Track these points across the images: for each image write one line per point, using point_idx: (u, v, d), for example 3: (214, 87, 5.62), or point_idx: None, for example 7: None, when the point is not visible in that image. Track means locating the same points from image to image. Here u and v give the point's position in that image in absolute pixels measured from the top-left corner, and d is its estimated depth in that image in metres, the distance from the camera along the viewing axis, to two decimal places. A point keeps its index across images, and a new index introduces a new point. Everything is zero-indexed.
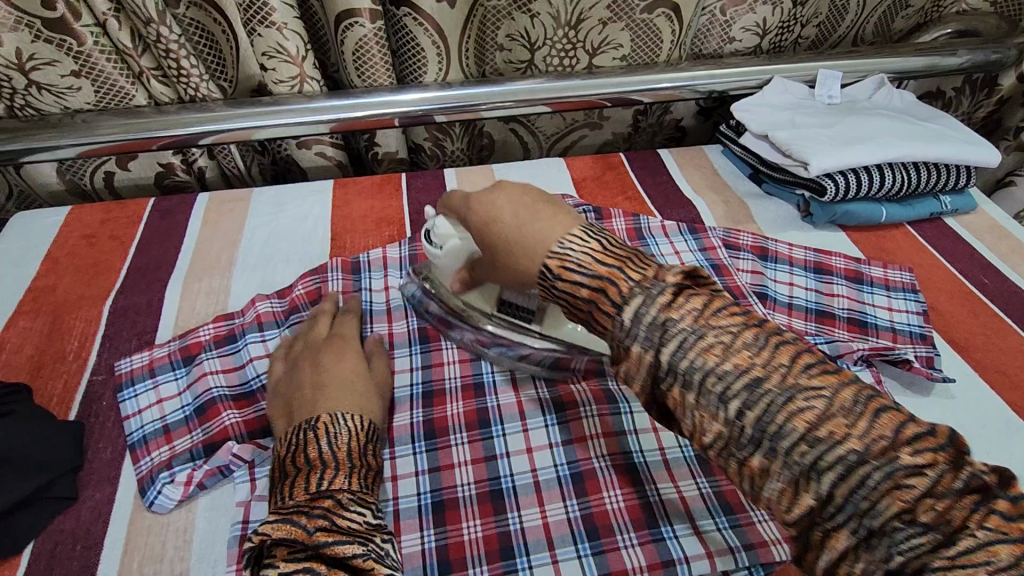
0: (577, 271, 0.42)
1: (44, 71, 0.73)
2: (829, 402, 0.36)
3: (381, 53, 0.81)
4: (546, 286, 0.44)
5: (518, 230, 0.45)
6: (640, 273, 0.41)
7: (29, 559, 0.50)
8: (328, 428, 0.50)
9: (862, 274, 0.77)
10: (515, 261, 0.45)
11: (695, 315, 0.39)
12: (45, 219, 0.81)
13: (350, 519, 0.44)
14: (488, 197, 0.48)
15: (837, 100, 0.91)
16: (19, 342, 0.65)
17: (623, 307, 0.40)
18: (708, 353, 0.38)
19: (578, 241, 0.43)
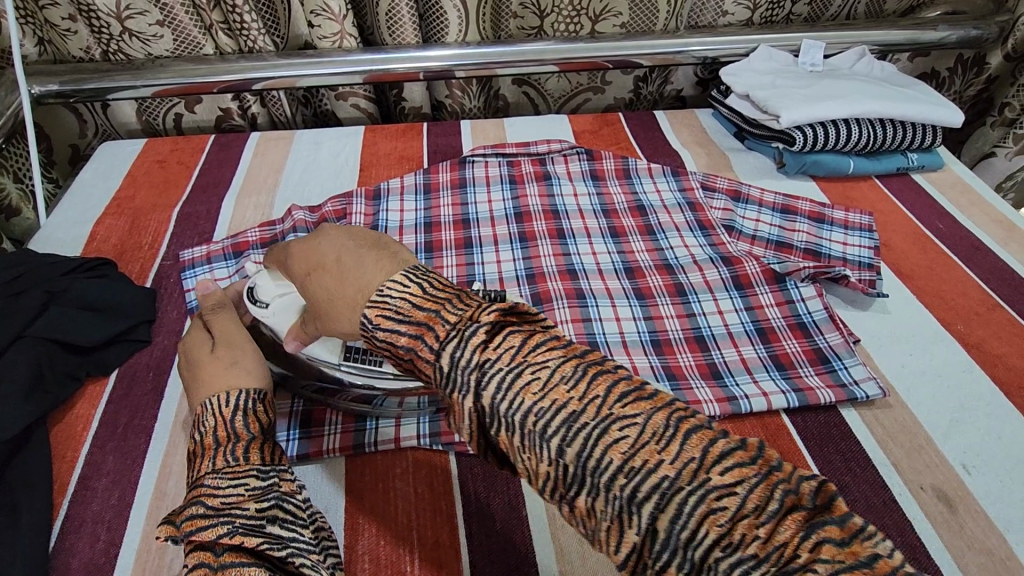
0: (394, 318, 0.39)
1: (137, 19, 0.89)
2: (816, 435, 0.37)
3: (410, 14, 0.95)
4: (369, 338, 0.41)
5: (339, 278, 0.42)
6: (457, 314, 0.38)
7: (116, 379, 0.65)
8: (199, 419, 0.51)
9: (825, 216, 0.85)
10: (338, 315, 0.42)
11: (511, 353, 0.37)
12: (126, 147, 0.97)
13: (221, 497, 0.44)
14: (312, 243, 0.45)
15: (819, 68, 1.00)
16: (106, 234, 0.81)
17: (439, 352, 0.37)
18: (525, 393, 0.36)
19: (397, 287, 0.40)
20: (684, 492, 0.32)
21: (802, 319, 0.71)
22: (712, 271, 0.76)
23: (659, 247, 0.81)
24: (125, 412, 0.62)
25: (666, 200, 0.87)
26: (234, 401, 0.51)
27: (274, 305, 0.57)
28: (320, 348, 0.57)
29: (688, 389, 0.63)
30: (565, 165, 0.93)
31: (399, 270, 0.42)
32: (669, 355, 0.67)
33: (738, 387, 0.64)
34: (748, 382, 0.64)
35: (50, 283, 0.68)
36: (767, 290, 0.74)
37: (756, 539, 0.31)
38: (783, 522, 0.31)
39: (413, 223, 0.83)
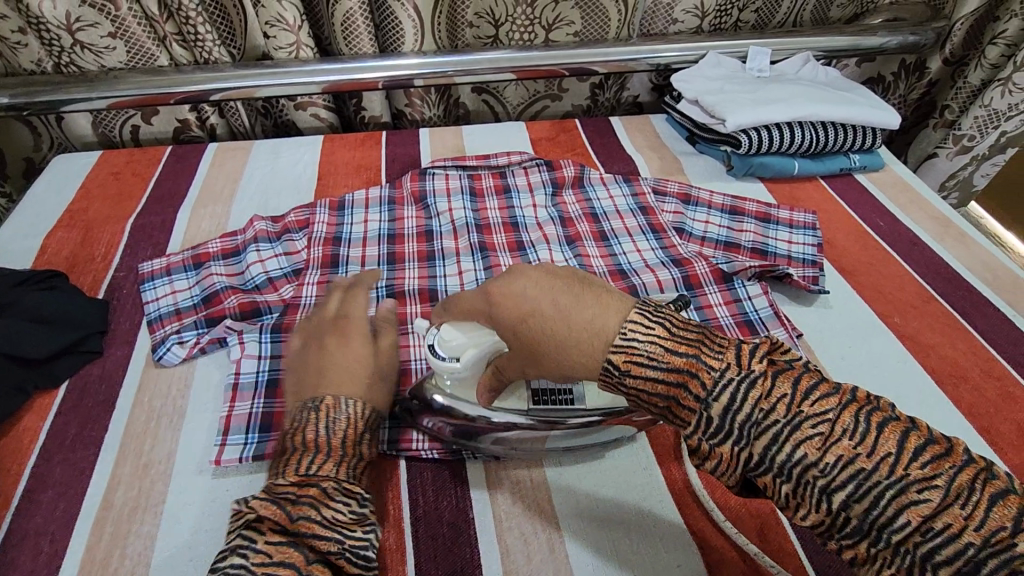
0: (648, 364, 0.42)
1: (88, 32, 0.89)
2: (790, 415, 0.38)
3: (366, 25, 0.96)
4: (612, 381, 0.44)
5: (566, 320, 0.44)
6: (720, 358, 0.41)
7: (65, 391, 0.64)
8: (330, 412, 0.54)
9: (771, 216, 0.89)
10: (563, 361, 0.45)
11: (788, 404, 0.39)
12: (80, 159, 0.96)
13: (332, 510, 0.47)
14: (515, 289, 0.46)
15: (765, 74, 1.04)
16: (57, 247, 0.80)
17: (710, 399, 0.40)
18: (805, 447, 0.38)
19: (640, 329, 0.43)
20: (783, 426, 0.38)
21: (749, 316, 0.73)
22: (662, 272, 0.78)
23: (611, 251, 0.83)
24: (74, 423, 0.61)
25: (619, 204, 0.90)
26: (348, 408, 0.55)
27: (469, 360, 0.54)
28: (504, 397, 0.57)
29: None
30: (525, 177, 0.94)
31: (630, 310, 0.44)
32: None
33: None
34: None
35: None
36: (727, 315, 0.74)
37: (858, 456, 0.37)
38: (873, 436, 0.37)
39: (377, 232, 0.85)
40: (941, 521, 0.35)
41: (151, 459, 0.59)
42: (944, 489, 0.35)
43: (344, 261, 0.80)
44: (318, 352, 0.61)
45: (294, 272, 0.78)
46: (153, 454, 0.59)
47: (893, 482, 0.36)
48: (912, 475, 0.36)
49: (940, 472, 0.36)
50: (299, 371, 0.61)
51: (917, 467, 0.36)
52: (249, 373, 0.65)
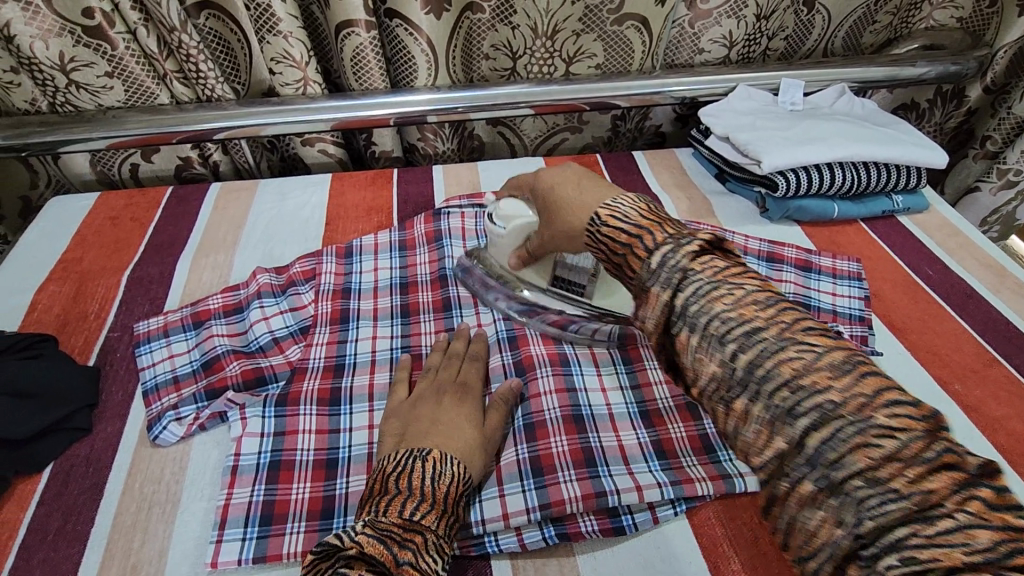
0: (621, 221, 0.52)
1: (83, 72, 0.84)
2: (840, 401, 0.39)
3: (377, 60, 0.91)
4: (592, 232, 0.54)
5: (580, 191, 0.58)
6: (670, 229, 0.50)
7: (49, 476, 0.59)
8: (438, 466, 0.51)
9: (811, 264, 0.83)
10: (563, 212, 0.58)
11: (782, 327, 0.43)
12: (77, 202, 0.91)
13: (428, 568, 0.45)
14: (561, 169, 0.62)
15: (799, 107, 0.98)
16: (48, 304, 0.75)
17: (652, 251, 0.49)
18: (783, 364, 0.41)
19: (627, 202, 0.54)
20: (770, 343, 0.42)
21: None
22: None
23: None
24: (57, 515, 0.56)
25: None
26: (449, 467, 0.51)
27: (510, 228, 0.69)
28: (534, 273, 0.72)
29: (679, 467, 0.59)
30: None
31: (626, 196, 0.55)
32: (659, 428, 0.62)
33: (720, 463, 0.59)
34: (622, 473, 0.58)
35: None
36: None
37: (830, 388, 0.39)
38: (852, 377, 0.40)
39: (388, 283, 0.79)
40: (892, 479, 0.36)
41: (141, 558, 0.53)
42: (897, 441, 0.36)
43: (353, 315, 0.75)
44: (428, 402, 0.58)
45: (301, 331, 0.73)
46: (142, 552, 0.53)
47: (856, 420, 0.38)
48: (872, 416, 0.38)
49: (908, 431, 0.37)
50: (397, 425, 0.57)
51: (884, 417, 0.37)
52: (249, 455, 0.59)
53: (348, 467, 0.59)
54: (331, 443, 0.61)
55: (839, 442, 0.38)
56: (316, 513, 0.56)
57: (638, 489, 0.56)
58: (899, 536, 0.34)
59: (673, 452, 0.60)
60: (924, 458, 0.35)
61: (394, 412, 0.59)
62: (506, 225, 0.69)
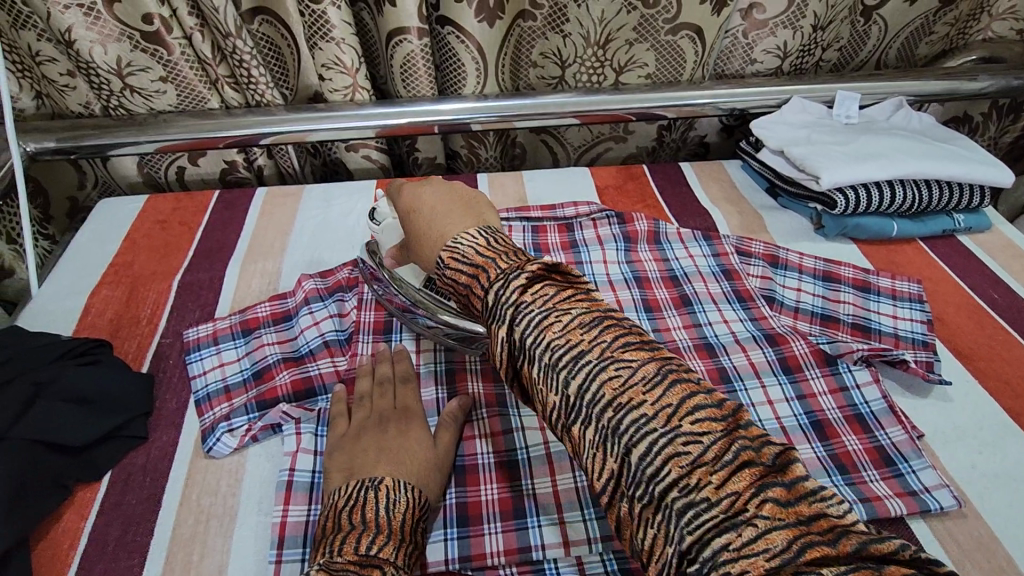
0: (461, 260, 0.48)
1: (138, 76, 0.84)
2: (716, 440, 0.37)
3: (426, 67, 0.90)
4: (439, 275, 0.51)
5: (428, 221, 0.55)
6: (509, 262, 0.46)
7: (107, 484, 0.59)
8: (389, 494, 0.51)
9: (870, 284, 0.80)
10: (425, 251, 0.55)
11: (601, 347, 0.41)
12: (126, 204, 0.92)
13: None
14: (418, 193, 0.59)
15: (854, 121, 0.95)
16: (101, 307, 0.75)
17: (487, 290, 0.45)
18: (606, 386, 0.40)
19: (467, 239, 0.50)
20: (591, 364, 0.40)
21: (859, 409, 0.66)
22: (757, 352, 0.71)
23: (695, 322, 0.75)
24: (116, 524, 0.56)
25: (701, 266, 0.82)
26: (403, 494, 0.51)
27: (384, 225, 0.70)
28: (407, 273, 0.68)
29: None
30: (594, 230, 0.86)
31: (486, 226, 0.52)
32: None
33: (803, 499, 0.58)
34: None
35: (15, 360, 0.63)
36: (855, 442, 0.63)
37: (710, 427, 0.38)
38: (728, 411, 0.38)
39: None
40: (701, 487, 0.35)
41: (201, 572, 0.53)
42: (633, 371, 0.40)
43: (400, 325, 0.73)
44: (370, 431, 0.58)
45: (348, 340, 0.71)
46: (202, 566, 0.53)
47: (598, 360, 0.41)
48: (610, 356, 0.41)
49: (709, 433, 0.37)
50: (340, 459, 0.56)
51: (689, 423, 0.37)
52: (303, 471, 0.58)
53: None
54: None
55: (652, 457, 0.37)
56: None
57: None
58: (716, 548, 0.34)
59: None
60: (725, 460, 0.36)
61: (332, 447, 0.59)
62: (381, 223, 0.70)
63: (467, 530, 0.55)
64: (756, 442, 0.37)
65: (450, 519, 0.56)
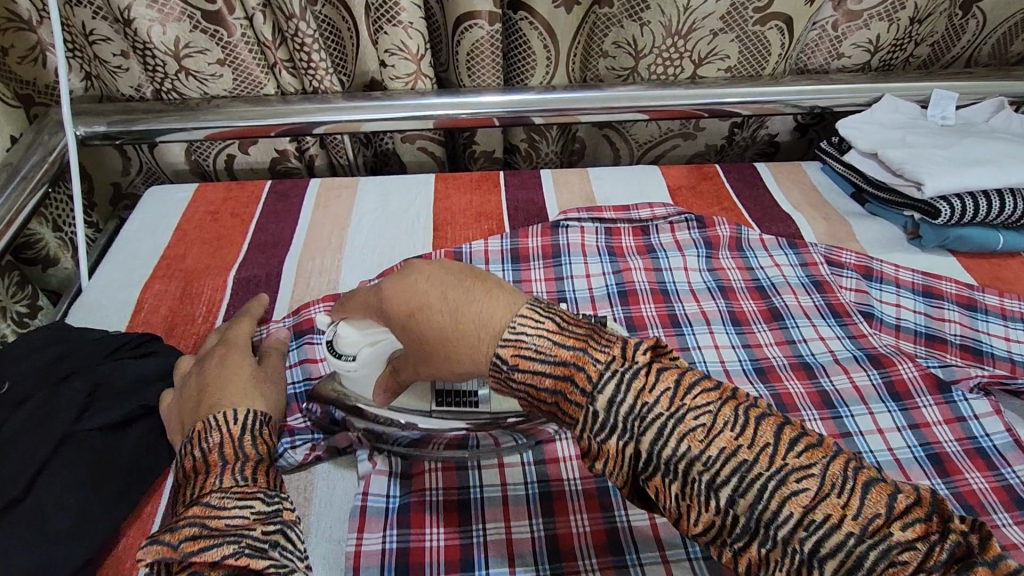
0: (535, 359, 0.41)
1: (195, 58, 0.80)
2: (713, 417, 0.38)
3: (493, 54, 0.84)
4: (502, 376, 0.42)
5: (455, 313, 0.43)
6: (605, 352, 0.40)
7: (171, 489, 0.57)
8: (201, 434, 0.49)
9: (976, 301, 0.74)
10: (460, 356, 0.43)
11: (618, 359, 0.40)
12: (174, 194, 0.87)
13: (225, 519, 0.43)
14: (407, 283, 0.45)
15: (951, 122, 0.89)
16: (155, 303, 0.72)
17: (594, 396, 0.39)
18: (640, 395, 0.38)
19: (530, 324, 0.42)
20: (619, 394, 0.38)
21: (980, 443, 0.60)
22: (861, 374, 0.65)
23: (789, 338, 0.70)
24: None
25: (789, 277, 0.76)
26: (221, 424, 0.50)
27: (362, 359, 0.51)
28: (407, 398, 0.55)
29: None
30: (671, 234, 0.81)
31: (521, 304, 0.43)
32: None
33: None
34: None
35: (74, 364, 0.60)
36: (980, 480, 0.57)
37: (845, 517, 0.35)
38: (858, 495, 0.35)
39: (605, 292, 0.74)
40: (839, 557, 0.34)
41: None
42: (819, 479, 0.36)
43: None
44: (189, 381, 0.56)
45: None
46: None
47: (774, 473, 0.36)
48: (789, 465, 0.36)
49: (849, 502, 0.35)
50: (177, 416, 0.55)
51: (793, 457, 0.36)
52: (377, 495, 0.54)
53: (483, 511, 0.54)
54: (461, 482, 0.56)
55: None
56: (455, 564, 0.51)
57: None
58: None
59: None
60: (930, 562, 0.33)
61: (168, 412, 0.57)
62: (356, 357, 0.52)
63: (560, 565, 0.50)
64: (825, 488, 0.35)
65: (540, 552, 0.51)
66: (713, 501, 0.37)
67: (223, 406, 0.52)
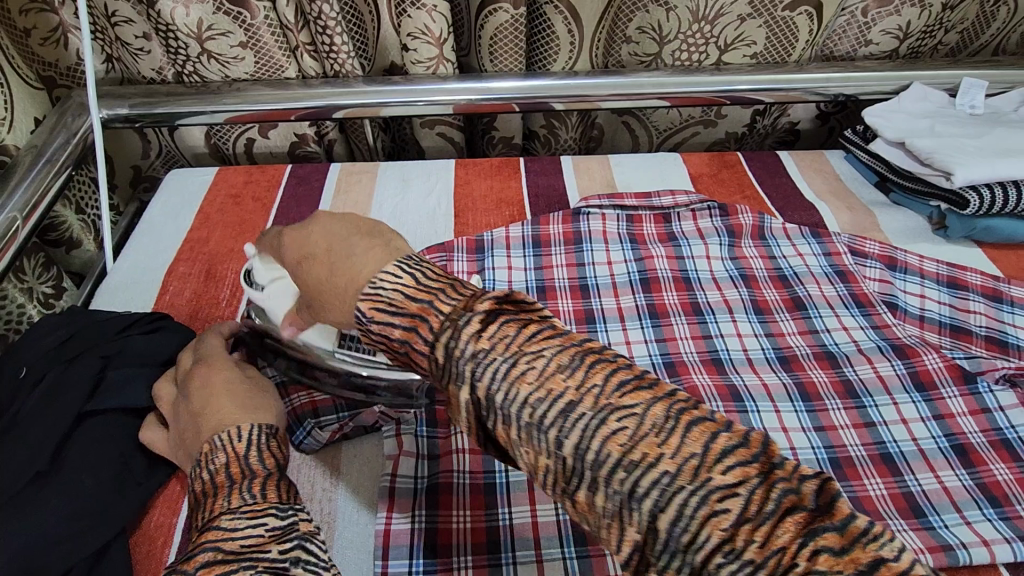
0: (387, 311, 0.37)
1: (218, 41, 0.80)
2: (639, 420, 0.32)
3: (516, 39, 0.84)
4: (365, 330, 0.38)
5: (329, 269, 0.40)
6: (451, 303, 0.36)
7: None
8: (207, 456, 0.47)
9: (1001, 293, 0.73)
10: (327, 306, 0.40)
11: (505, 343, 0.34)
12: (195, 177, 0.87)
13: (239, 540, 0.39)
14: (301, 234, 0.43)
15: (980, 111, 0.87)
16: (179, 286, 0.72)
17: (436, 343, 0.35)
18: (520, 383, 0.34)
19: (389, 278, 0.38)
20: (502, 365, 0.34)
21: (1005, 434, 0.60)
22: (884, 365, 0.65)
23: (812, 327, 0.69)
24: None
25: (812, 267, 0.75)
26: (223, 443, 0.48)
27: (270, 288, 0.53)
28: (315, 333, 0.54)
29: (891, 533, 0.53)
30: (693, 222, 0.81)
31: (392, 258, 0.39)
32: (854, 482, 0.57)
33: (949, 531, 0.53)
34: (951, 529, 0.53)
35: (104, 346, 0.61)
36: (1004, 471, 0.57)
37: None
38: None
39: (649, 364, 0.66)
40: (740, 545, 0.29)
41: None
42: (744, 499, 0.30)
43: (599, 316, 0.70)
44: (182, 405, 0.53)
45: (537, 290, 0.72)
46: None
47: (695, 489, 0.30)
48: (713, 481, 0.30)
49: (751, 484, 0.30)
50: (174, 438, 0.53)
51: (719, 475, 0.31)
52: (406, 477, 0.55)
53: (509, 496, 0.54)
54: (487, 466, 0.56)
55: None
56: (482, 546, 0.51)
57: None
58: None
59: (878, 513, 0.54)
60: None
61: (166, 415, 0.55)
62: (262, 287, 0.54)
63: (586, 550, 0.51)
64: (712, 466, 0.31)
65: (567, 537, 0.52)
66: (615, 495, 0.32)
67: (230, 422, 0.49)
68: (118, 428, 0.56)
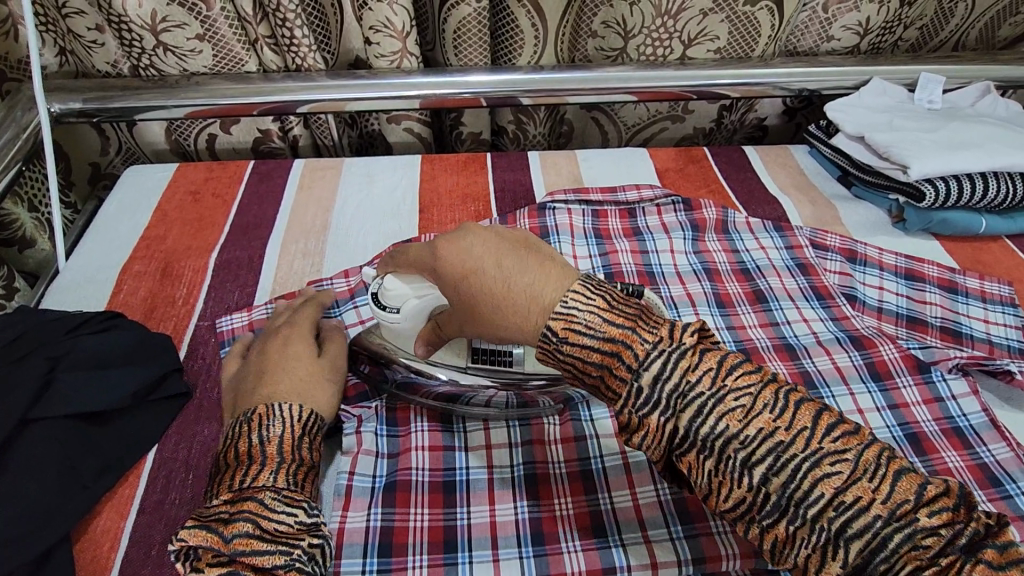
0: (584, 333, 0.42)
1: (173, 33, 0.78)
2: (852, 466, 0.37)
3: (480, 33, 0.83)
4: (549, 347, 0.44)
5: (506, 285, 0.45)
6: (655, 334, 0.41)
7: (151, 466, 0.56)
8: (262, 421, 0.50)
9: (957, 284, 0.74)
10: (498, 318, 0.45)
11: (712, 377, 0.39)
12: (153, 174, 0.85)
13: (274, 521, 0.44)
14: (461, 244, 0.47)
15: (937, 106, 0.88)
16: (134, 285, 0.71)
17: (640, 370, 0.40)
18: (729, 418, 0.39)
19: (581, 300, 0.43)
20: (707, 398, 0.39)
21: (957, 423, 0.61)
22: (841, 355, 0.66)
23: (773, 319, 0.70)
24: (161, 527, 0.52)
25: (774, 260, 0.76)
26: (271, 421, 0.50)
27: (407, 313, 0.54)
28: (445, 354, 0.57)
29: None
30: (658, 216, 0.81)
31: (573, 280, 0.44)
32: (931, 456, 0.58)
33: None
34: None
35: (52, 346, 0.59)
36: (956, 458, 0.58)
37: None
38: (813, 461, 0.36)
39: None
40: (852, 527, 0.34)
41: None
42: (853, 463, 0.37)
43: None
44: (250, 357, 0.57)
45: None
46: None
47: (808, 455, 0.37)
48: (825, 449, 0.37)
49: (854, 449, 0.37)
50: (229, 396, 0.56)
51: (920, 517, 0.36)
52: (363, 476, 0.54)
53: (468, 494, 0.54)
54: (448, 463, 0.56)
55: (890, 553, 0.35)
56: (439, 545, 0.51)
57: (649, 545, 0.50)
58: None
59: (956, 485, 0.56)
60: None
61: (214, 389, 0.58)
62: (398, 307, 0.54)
63: (542, 547, 0.51)
64: (920, 509, 0.36)
65: (524, 535, 0.51)
66: (747, 478, 0.38)
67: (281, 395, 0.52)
68: (67, 431, 0.54)
